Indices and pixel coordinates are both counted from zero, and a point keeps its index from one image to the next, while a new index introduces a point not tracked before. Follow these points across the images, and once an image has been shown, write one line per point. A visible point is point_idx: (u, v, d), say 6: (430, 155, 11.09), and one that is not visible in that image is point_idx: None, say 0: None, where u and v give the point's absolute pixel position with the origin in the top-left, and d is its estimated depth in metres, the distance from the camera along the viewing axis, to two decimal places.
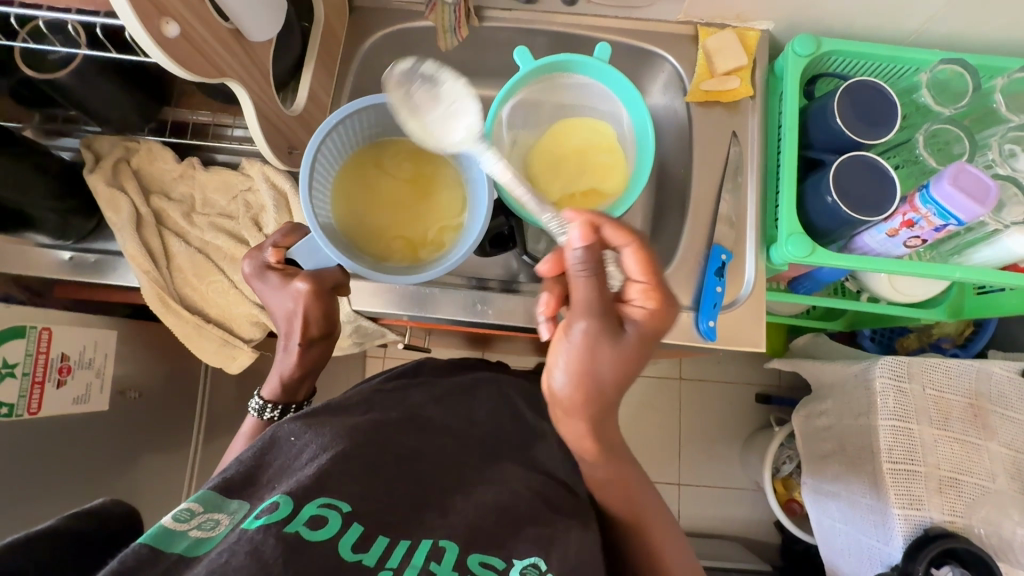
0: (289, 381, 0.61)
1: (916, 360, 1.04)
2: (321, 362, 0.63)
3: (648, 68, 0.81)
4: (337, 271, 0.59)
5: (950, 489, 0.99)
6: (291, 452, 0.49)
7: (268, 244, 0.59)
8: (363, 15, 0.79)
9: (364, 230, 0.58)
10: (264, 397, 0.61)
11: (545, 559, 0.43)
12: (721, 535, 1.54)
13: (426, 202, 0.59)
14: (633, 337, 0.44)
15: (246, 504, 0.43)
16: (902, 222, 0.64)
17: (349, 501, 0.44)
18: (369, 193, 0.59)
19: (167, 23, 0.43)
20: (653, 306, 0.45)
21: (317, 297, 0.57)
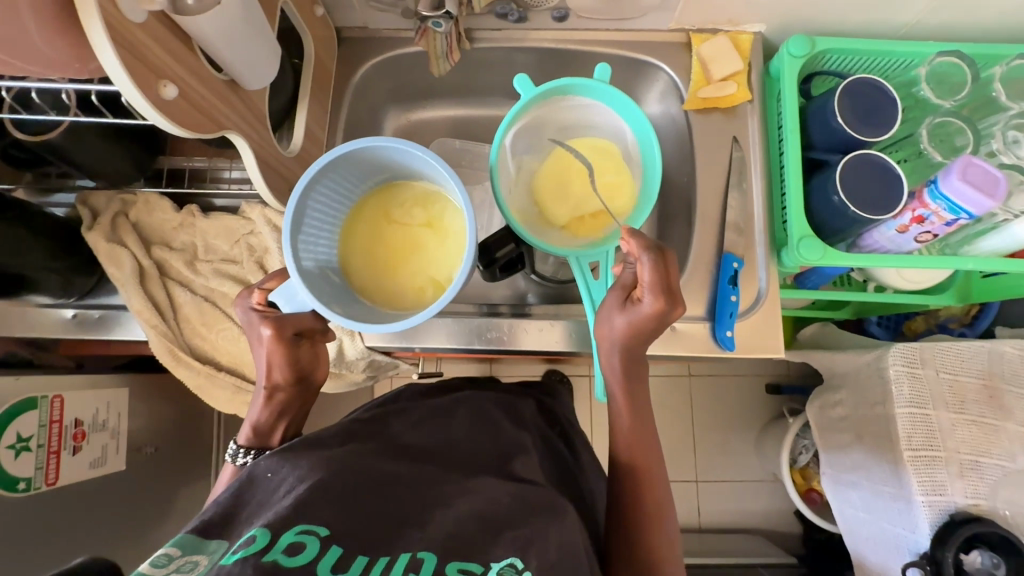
0: (263, 424, 0.57)
1: (929, 346, 1.04)
2: (294, 407, 0.58)
3: (643, 78, 0.81)
4: (310, 317, 0.56)
5: (972, 472, 0.99)
6: (269, 487, 0.47)
7: (254, 288, 0.58)
8: (352, 45, 0.78)
9: (377, 280, 0.57)
10: (238, 443, 0.55)
11: (522, 558, 0.42)
12: (743, 529, 1.54)
13: (437, 243, 0.57)
14: (634, 315, 0.55)
15: (225, 543, 0.42)
16: (912, 219, 0.64)
17: (326, 525, 0.43)
18: (379, 241, 0.58)
19: (165, 85, 0.42)
20: (654, 305, 0.53)
21: (278, 342, 0.55)
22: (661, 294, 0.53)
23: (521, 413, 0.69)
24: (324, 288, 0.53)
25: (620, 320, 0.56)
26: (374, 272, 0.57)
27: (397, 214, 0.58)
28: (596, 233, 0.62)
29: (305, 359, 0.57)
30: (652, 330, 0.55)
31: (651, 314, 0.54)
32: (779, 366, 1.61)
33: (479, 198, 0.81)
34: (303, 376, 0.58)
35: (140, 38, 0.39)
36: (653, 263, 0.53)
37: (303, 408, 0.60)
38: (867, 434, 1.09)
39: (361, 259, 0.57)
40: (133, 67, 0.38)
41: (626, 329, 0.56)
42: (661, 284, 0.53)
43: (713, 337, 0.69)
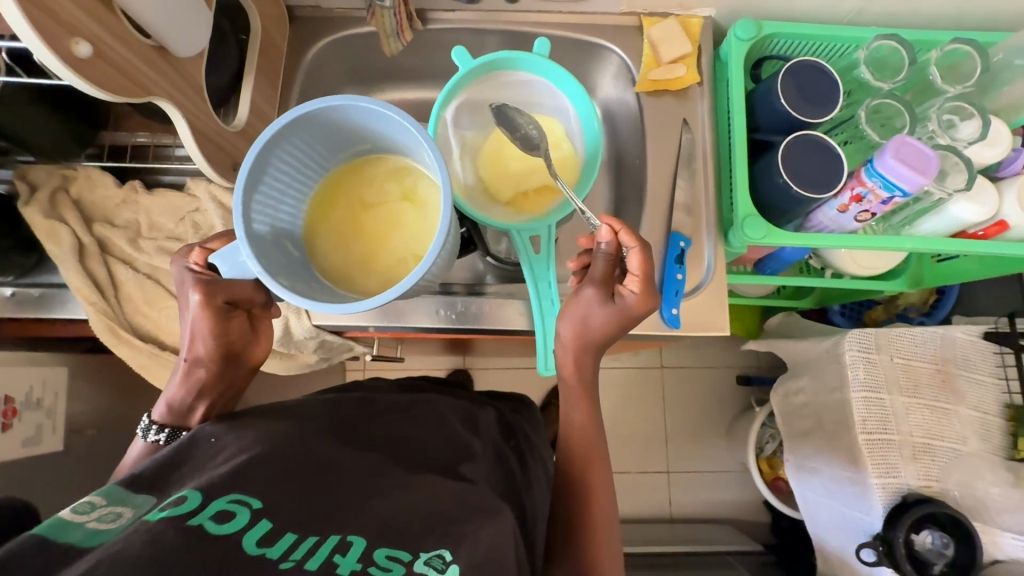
0: (180, 400, 0.54)
1: (884, 332, 1.06)
2: (217, 386, 0.55)
3: (596, 61, 0.81)
4: (247, 287, 0.52)
5: (924, 454, 1.02)
6: (207, 455, 0.46)
7: (197, 245, 0.53)
8: (304, 24, 0.78)
9: (341, 266, 0.50)
10: (153, 418, 0.53)
11: (451, 550, 0.41)
12: (712, 519, 1.55)
13: (420, 217, 0.49)
14: (619, 308, 0.56)
15: (153, 500, 0.41)
16: (851, 197, 0.65)
17: (261, 497, 0.41)
18: (351, 222, 0.51)
19: (78, 43, 0.41)
20: (641, 294, 0.56)
21: (205, 312, 0.51)
22: (647, 285, 0.56)
23: (476, 422, 0.68)
24: (275, 259, 0.45)
25: (604, 314, 0.56)
26: (339, 256, 0.50)
27: (373, 191, 0.51)
28: (539, 208, 0.63)
29: (234, 334, 0.54)
30: (631, 324, 0.58)
31: (635, 305, 0.56)
32: (748, 357, 1.62)
33: None
34: (232, 353, 0.55)
35: None
36: (645, 256, 0.55)
37: (229, 386, 0.57)
38: (826, 419, 1.10)
39: (327, 240, 0.50)
40: (39, 20, 0.38)
41: (608, 322, 0.57)
42: (649, 276, 0.56)
43: (661, 316, 0.70)
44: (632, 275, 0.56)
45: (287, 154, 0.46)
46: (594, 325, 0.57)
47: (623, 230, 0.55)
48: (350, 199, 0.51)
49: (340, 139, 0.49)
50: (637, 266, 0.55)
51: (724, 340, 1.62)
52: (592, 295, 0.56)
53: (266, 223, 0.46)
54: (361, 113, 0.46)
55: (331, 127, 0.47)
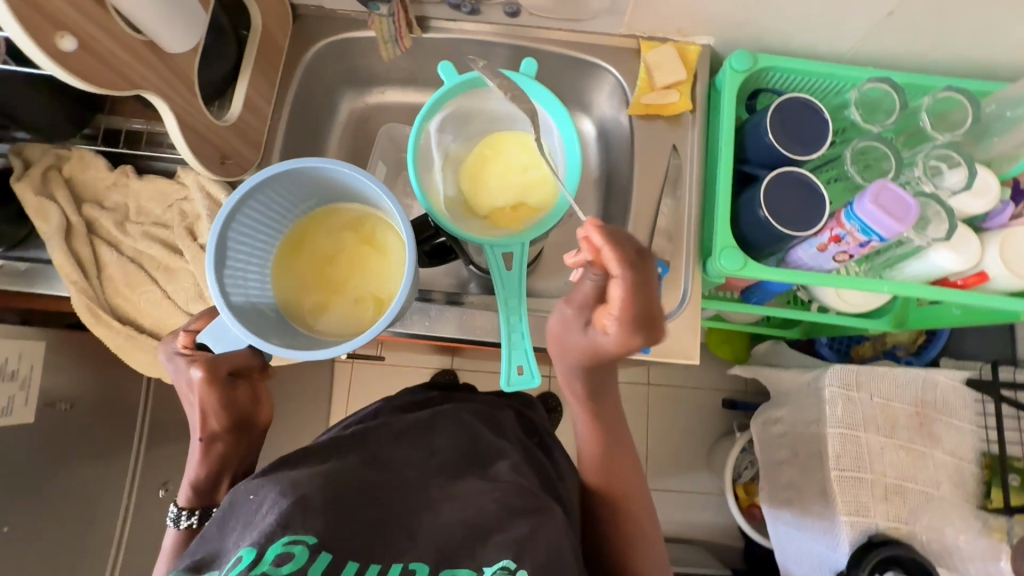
0: (202, 481, 0.57)
1: (865, 369, 1.05)
2: (234, 459, 0.58)
3: (593, 80, 0.82)
4: (245, 353, 0.55)
5: (895, 496, 1.01)
6: (250, 508, 0.48)
7: (179, 330, 0.56)
8: (306, 23, 0.79)
9: (306, 309, 0.58)
10: (179, 505, 0.57)
11: (516, 558, 0.46)
12: (686, 540, 1.54)
13: (381, 260, 0.59)
14: (591, 341, 0.51)
15: (214, 571, 0.43)
16: (829, 238, 0.66)
17: (314, 534, 0.45)
18: (313, 269, 0.59)
19: (63, 37, 0.43)
20: (617, 333, 0.47)
21: (212, 390, 0.53)
22: (628, 324, 0.46)
23: (500, 424, 0.72)
24: (248, 315, 0.53)
25: (578, 337, 0.52)
26: (304, 300, 0.58)
27: (330, 242, 0.60)
28: (516, 224, 0.63)
29: (242, 404, 0.56)
30: (612, 357, 0.51)
31: (611, 345, 0.49)
32: (735, 381, 1.62)
33: None
34: (243, 421, 0.57)
35: None
36: (630, 287, 0.44)
37: (246, 456, 0.60)
38: (801, 452, 1.10)
39: (290, 286, 0.58)
40: (24, 14, 0.39)
41: (584, 349, 0.52)
42: (635, 314, 0.46)
43: None
44: (614, 308, 0.47)
45: (249, 217, 0.55)
46: (571, 344, 0.54)
47: (606, 246, 0.45)
48: (310, 249, 0.60)
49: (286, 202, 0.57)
50: (618, 297, 0.45)
51: (713, 363, 1.62)
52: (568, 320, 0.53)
53: (234, 281, 0.54)
54: (302, 174, 0.55)
55: (277, 195, 0.56)
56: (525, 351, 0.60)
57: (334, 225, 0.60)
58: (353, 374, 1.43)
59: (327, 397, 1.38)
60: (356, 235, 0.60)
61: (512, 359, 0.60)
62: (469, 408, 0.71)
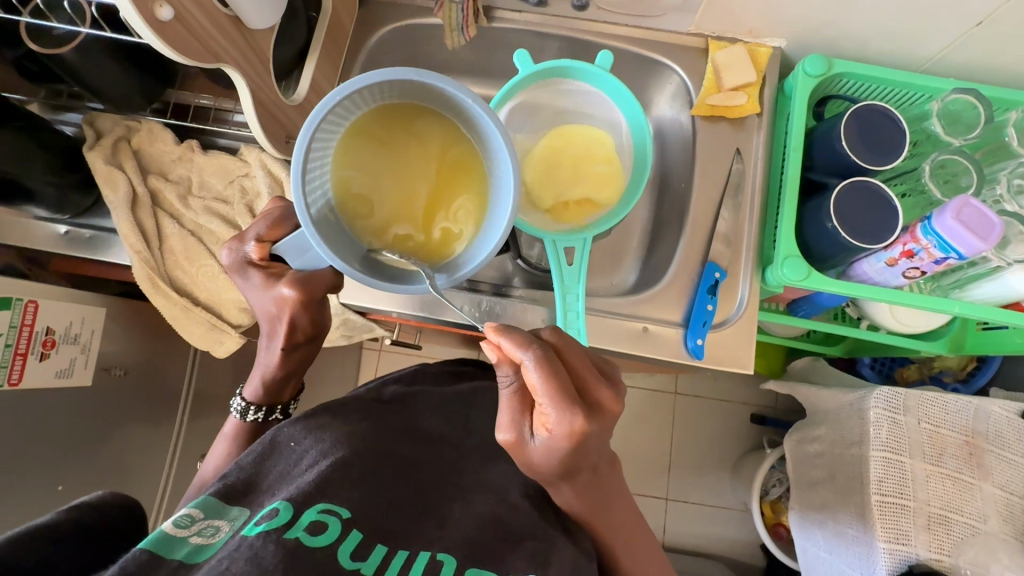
0: (272, 382, 0.59)
1: (914, 394, 1.02)
2: (304, 364, 0.61)
3: (656, 79, 0.80)
4: (328, 274, 0.56)
5: (939, 526, 0.97)
6: (292, 456, 0.49)
7: (251, 238, 0.56)
8: (373, 9, 0.79)
9: (389, 225, 0.52)
10: (247, 399, 0.59)
11: None
12: (706, 554, 1.51)
13: (458, 161, 0.53)
14: (542, 451, 0.43)
15: (246, 511, 0.44)
16: (902, 252, 0.63)
17: (348, 507, 0.44)
18: (387, 179, 0.52)
19: (161, 6, 0.44)
20: (556, 430, 0.42)
21: (304, 306, 0.55)
22: (568, 405, 0.41)
23: None
24: (340, 239, 0.49)
25: (532, 459, 0.44)
26: (382, 213, 0.52)
27: (398, 151, 0.52)
28: (578, 220, 0.64)
29: (324, 317, 0.59)
30: (579, 450, 0.43)
31: (562, 437, 0.42)
32: (767, 396, 1.58)
33: None
34: (319, 331, 0.59)
35: None
36: (543, 366, 0.42)
37: (311, 362, 0.63)
38: (839, 473, 1.07)
39: (363, 202, 0.51)
40: None
41: (549, 462, 0.44)
42: (559, 392, 0.42)
43: (684, 345, 0.69)
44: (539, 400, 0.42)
45: (322, 131, 0.47)
46: (536, 463, 0.45)
47: (503, 341, 0.43)
48: (381, 157, 0.52)
49: (351, 108, 0.48)
50: (537, 384, 0.42)
51: (744, 375, 1.59)
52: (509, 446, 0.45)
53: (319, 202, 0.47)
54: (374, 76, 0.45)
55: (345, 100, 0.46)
56: None
57: (394, 126, 0.51)
58: (379, 362, 1.44)
59: (354, 384, 1.39)
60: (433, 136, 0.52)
61: None
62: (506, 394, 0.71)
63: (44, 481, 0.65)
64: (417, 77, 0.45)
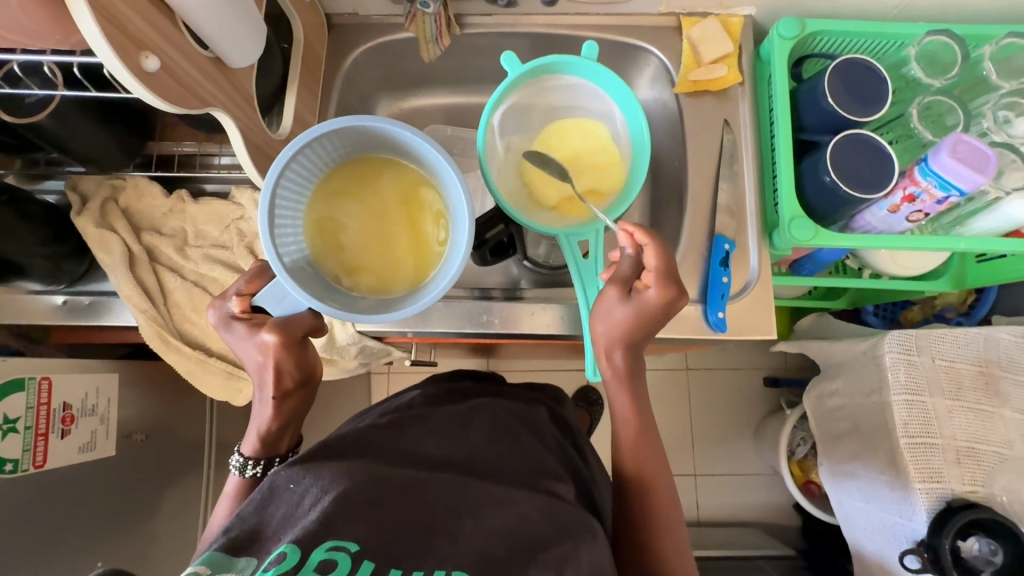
0: (268, 435, 0.58)
1: (925, 333, 1.03)
2: (299, 412, 0.60)
3: (634, 63, 0.81)
4: (307, 317, 0.57)
5: (968, 459, 0.98)
6: (292, 498, 0.47)
7: (232, 293, 0.56)
8: (342, 32, 0.78)
9: (364, 264, 0.55)
10: (245, 455, 0.57)
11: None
12: (742, 523, 1.52)
13: (413, 196, 0.56)
14: (637, 306, 0.56)
15: (253, 560, 0.43)
16: (903, 197, 0.64)
17: (357, 539, 0.43)
18: (353, 222, 0.55)
19: (146, 57, 0.43)
20: (659, 292, 0.55)
21: (288, 349, 0.54)
22: (668, 283, 0.55)
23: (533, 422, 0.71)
24: (321, 286, 0.52)
25: (624, 311, 0.57)
26: (355, 256, 0.54)
27: (357, 196, 0.55)
28: (585, 212, 0.63)
29: (310, 360, 0.58)
30: (659, 317, 0.57)
31: (657, 301, 0.55)
32: (777, 358, 1.59)
33: (473, 182, 0.81)
34: (308, 376, 0.59)
35: (119, 8, 0.40)
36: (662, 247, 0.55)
37: (306, 411, 0.61)
38: (863, 423, 1.08)
39: (333, 248, 0.54)
40: (113, 36, 0.39)
41: (631, 321, 0.57)
42: (667, 270, 0.55)
43: (705, 319, 0.69)
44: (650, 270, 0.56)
45: (285, 192, 0.51)
46: (618, 322, 0.57)
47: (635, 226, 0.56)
48: (344, 205, 0.55)
49: (308, 166, 0.52)
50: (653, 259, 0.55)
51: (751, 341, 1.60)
52: (610, 297, 0.57)
53: (291, 251, 0.51)
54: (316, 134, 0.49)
55: (298, 159, 0.50)
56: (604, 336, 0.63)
57: (351, 178, 0.55)
58: (391, 385, 1.42)
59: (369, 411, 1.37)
60: (388, 182, 0.56)
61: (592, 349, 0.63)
62: (510, 409, 0.70)
63: (82, 561, 0.63)
64: (355, 122, 0.50)
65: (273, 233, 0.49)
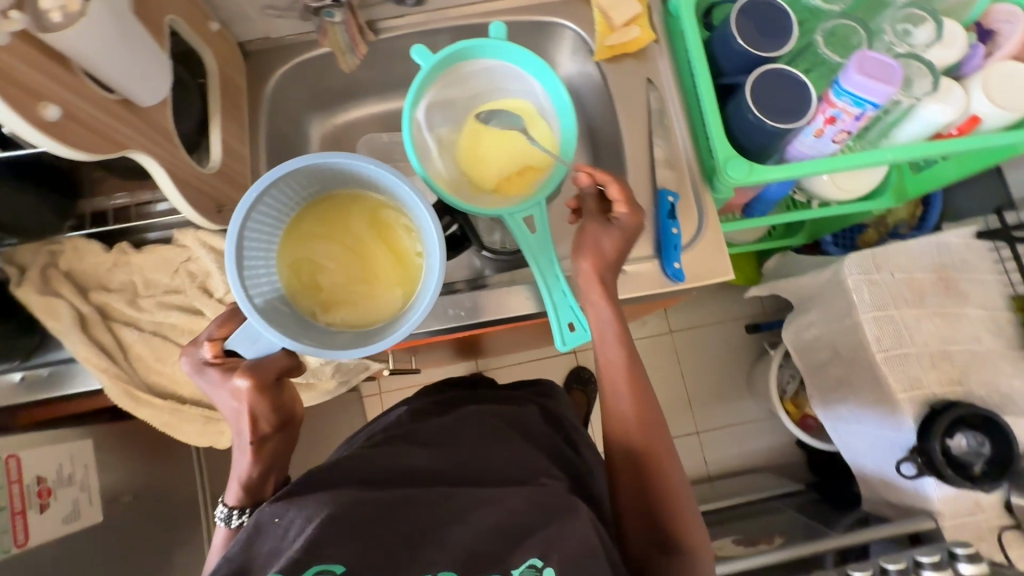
0: (251, 481, 0.56)
1: (881, 250, 1.07)
2: (283, 454, 0.58)
3: (550, 39, 0.82)
4: (280, 356, 0.54)
5: (942, 361, 1.03)
6: (278, 532, 0.46)
7: (203, 339, 0.55)
8: (259, 59, 0.78)
9: (343, 297, 0.55)
10: (229, 503, 0.55)
11: (541, 557, 0.47)
12: (750, 469, 1.55)
13: (384, 222, 0.56)
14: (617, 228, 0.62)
15: None
16: (824, 121, 0.67)
17: (342, 560, 0.44)
18: (329, 257, 0.55)
19: (46, 107, 0.42)
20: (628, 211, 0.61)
21: (261, 393, 0.53)
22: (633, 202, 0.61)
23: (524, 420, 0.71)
24: (297, 324, 0.52)
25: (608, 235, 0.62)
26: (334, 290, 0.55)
27: (331, 231, 0.55)
28: (526, 187, 0.64)
29: (287, 402, 0.56)
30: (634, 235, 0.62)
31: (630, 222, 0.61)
32: (754, 304, 1.63)
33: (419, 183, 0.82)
34: (288, 416, 0.57)
35: (8, 62, 0.40)
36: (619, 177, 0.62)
37: (291, 452, 0.60)
38: (841, 348, 1.12)
39: (310, 286, 0.54)
40: (6, 90, 0.39)
41: (616, 244, 0.61)
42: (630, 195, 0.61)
43: (664, 272, 0.71)
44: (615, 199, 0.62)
45: (255, 237, 0.51)
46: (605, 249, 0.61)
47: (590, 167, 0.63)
48: (318, 242, 0.55)
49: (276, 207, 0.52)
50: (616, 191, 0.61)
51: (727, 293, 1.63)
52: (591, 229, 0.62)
53: (260, 291, 0.51)
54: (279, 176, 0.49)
55: (264, 203, 0.50)
56: (571, 308, 0.62)
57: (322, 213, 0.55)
58: (384, 404, 1.42)
59: None
60: (359, 211, 0.56)
61: (562, 317, 0.62)
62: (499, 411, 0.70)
63: None
64: (313, 161, 0.50)
65: (243, 279, 0.49)
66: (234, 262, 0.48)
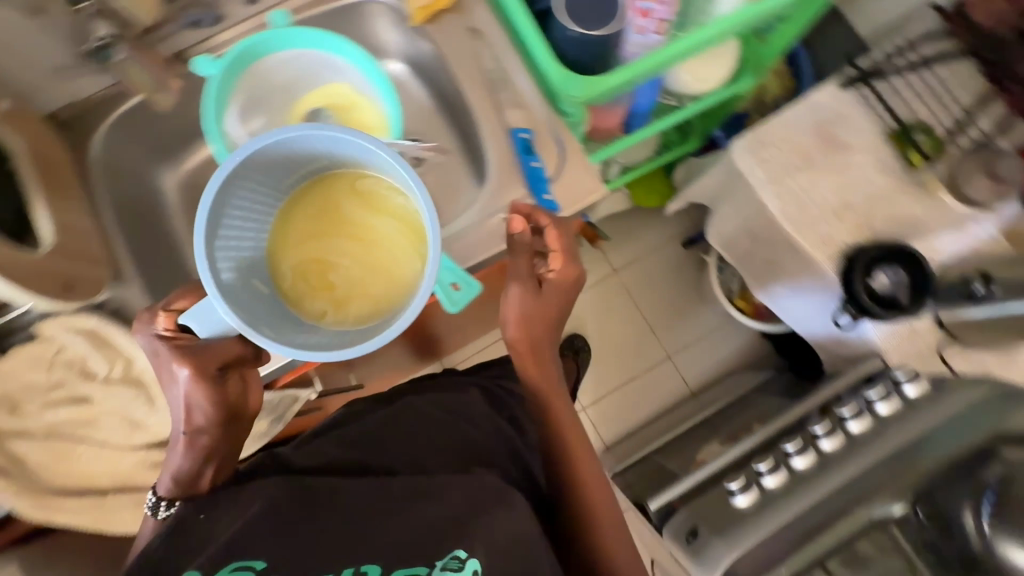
0: (185, 471, 0.62)
1: (761, 128, 1.09)
2: (222, 449, 0.63)
3: (359, 15, 0.81)
4: (227, 345, 0.59)
5: (847, 212, 1.05)
6: (204, 529, 0.55)
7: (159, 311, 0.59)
8: (74, 128, 0.75)
9: (343, 286, 0.56)
10: (159, 495, 0.61)
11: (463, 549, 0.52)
12: (728, 375, 1.58)
13: (380, 204, 0.56)
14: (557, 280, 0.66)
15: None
16: (638, 14, 0.70)
17: (265, 557, 0.51)
18: (332, 245, 0.56)
19: None
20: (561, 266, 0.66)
21: (204, 381, 0.58)
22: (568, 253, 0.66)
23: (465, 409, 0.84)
24: (271, 312, 0.53)
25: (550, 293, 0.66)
26: (338, 280, 0.55)
27: (331, 218, 0.56)
28: None
29: (233, 394, 0.62)
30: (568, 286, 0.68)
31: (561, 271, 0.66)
32: (684, 220, 1.65)
33: None
34: (235, 411, 0.63)
35: None
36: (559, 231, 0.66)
37: (230, 448, 0.65)
38: (755, 231, 1.15)
39: (312, 279, 0.56)
40: None
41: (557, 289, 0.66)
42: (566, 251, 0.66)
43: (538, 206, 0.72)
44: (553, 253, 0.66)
45: (237, 221, 0.52)
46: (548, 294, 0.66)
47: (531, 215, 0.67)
48: (322, 236, 0.56)
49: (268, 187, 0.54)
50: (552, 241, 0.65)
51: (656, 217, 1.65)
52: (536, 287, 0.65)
53: (229, 263, 0.51)
54: (267, 149, 0.50)
55: (240, 185, 0.51)
56: (450, 268, 0.61)
57: (324, 199, 0.57)
58: None
59: None
60: (355, 196, 0.56)
61: (444, 281, 0.61)
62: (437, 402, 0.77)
63: None
64: (288, 134, 0.49)
65: (218, 262, 0.50)
66: (205, 239, 0.49)
